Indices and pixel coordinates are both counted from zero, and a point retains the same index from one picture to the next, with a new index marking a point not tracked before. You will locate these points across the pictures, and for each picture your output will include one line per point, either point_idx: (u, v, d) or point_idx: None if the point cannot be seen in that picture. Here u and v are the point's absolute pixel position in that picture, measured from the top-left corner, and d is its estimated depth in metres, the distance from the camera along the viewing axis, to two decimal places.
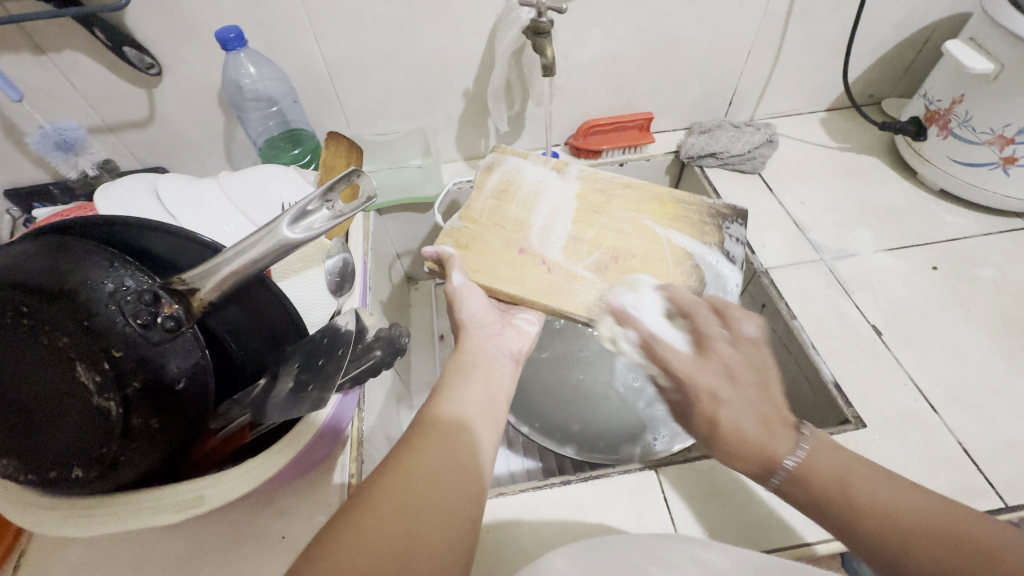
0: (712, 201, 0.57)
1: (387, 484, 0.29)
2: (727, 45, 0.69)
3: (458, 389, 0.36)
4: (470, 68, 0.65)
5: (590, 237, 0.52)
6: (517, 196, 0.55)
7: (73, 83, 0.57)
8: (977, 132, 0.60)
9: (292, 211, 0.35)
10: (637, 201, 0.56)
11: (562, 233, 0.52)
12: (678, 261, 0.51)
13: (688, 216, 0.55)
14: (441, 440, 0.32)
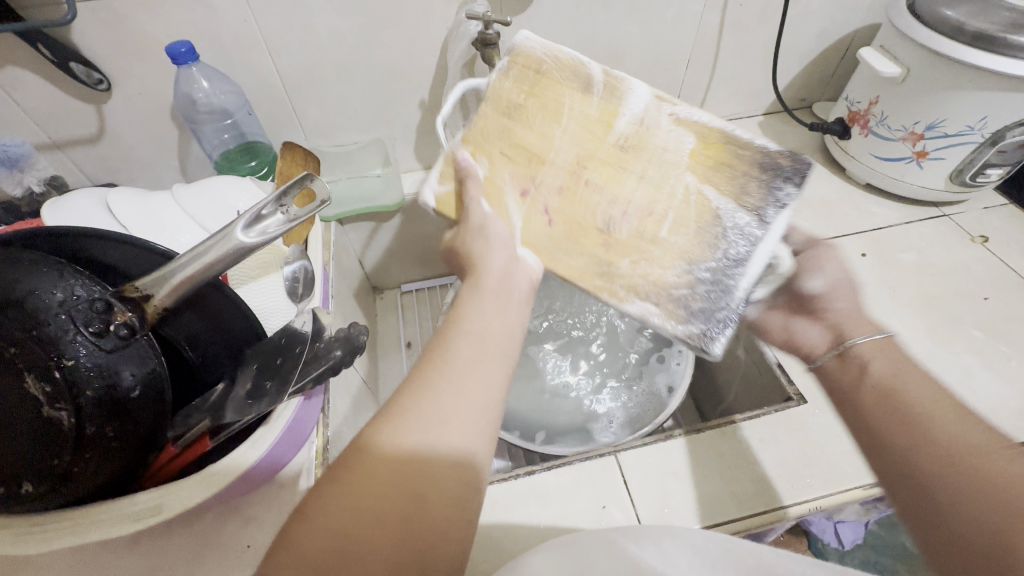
0: (768, 147, 0.43)
1: (357, 481, 0.27)
2: (667, 55, 0.74)
3: (458, 373, 0.31)
4: (425, 79, 0.67)
5: (568, 194, 0.44)
6: (519, 140, 0.45)
7: (16, 100, 0.56)
8: (892, 130, 0.66)
9: (247, 215, 0.36)
10: (588, 128, 0.45)
11: (531, 192, 0.45)
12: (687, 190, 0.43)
13: (737, 163, 0.43)
14: (390, 470, 0.27)
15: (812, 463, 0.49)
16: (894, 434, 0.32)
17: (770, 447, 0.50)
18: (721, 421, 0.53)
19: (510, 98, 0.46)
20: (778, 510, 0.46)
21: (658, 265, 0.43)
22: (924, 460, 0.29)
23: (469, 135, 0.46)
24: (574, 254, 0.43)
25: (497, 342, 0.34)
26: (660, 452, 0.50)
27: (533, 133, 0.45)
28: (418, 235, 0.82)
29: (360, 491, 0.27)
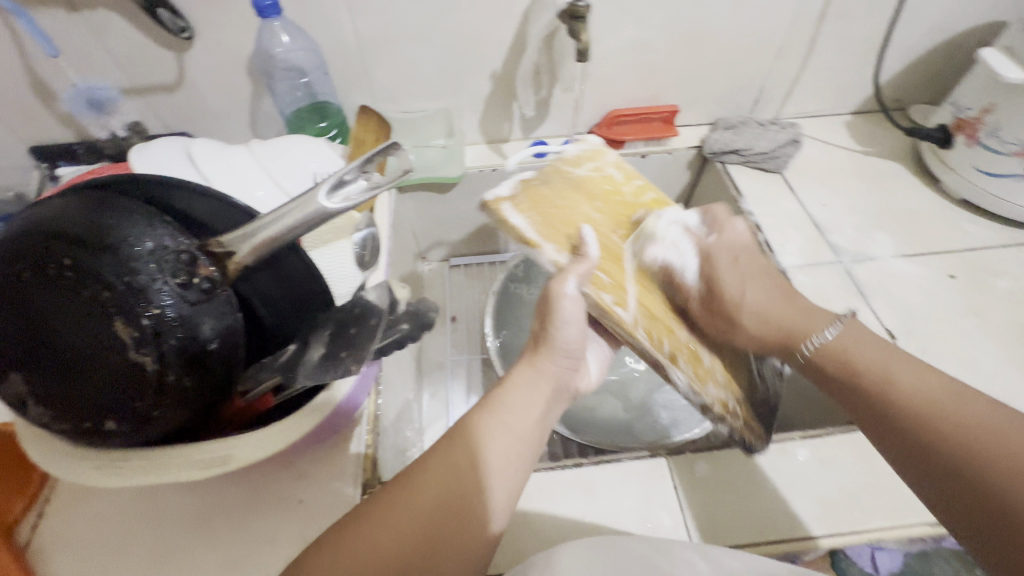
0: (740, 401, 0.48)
1: (417, 491, 0.35)
2: (757, 41, 0.69)
3: (505, 435, 0.38)
4: (499, 49, 0.65)
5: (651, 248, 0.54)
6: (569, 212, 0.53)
7: (104, 42, 0.57)
8: (1005, 143, 0.60)
9: (329, 182, 0.35)
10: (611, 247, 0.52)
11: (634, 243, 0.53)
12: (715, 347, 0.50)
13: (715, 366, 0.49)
14: (445, 492, 0.35)
15: (875, 492, 0.47)
16: (897, 426, 0.37)
17: (832, 472, 0.48)
18: (781, 436, 0.50)
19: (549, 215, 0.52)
20: (804, 541, 0.44)
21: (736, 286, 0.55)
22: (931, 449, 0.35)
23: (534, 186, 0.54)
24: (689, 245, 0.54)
25: (529, 434, 0.39)
26: (714, 461, 0.49)
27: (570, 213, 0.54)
28: (473, 211, 0.81)
29: (417, 500, 0.34)
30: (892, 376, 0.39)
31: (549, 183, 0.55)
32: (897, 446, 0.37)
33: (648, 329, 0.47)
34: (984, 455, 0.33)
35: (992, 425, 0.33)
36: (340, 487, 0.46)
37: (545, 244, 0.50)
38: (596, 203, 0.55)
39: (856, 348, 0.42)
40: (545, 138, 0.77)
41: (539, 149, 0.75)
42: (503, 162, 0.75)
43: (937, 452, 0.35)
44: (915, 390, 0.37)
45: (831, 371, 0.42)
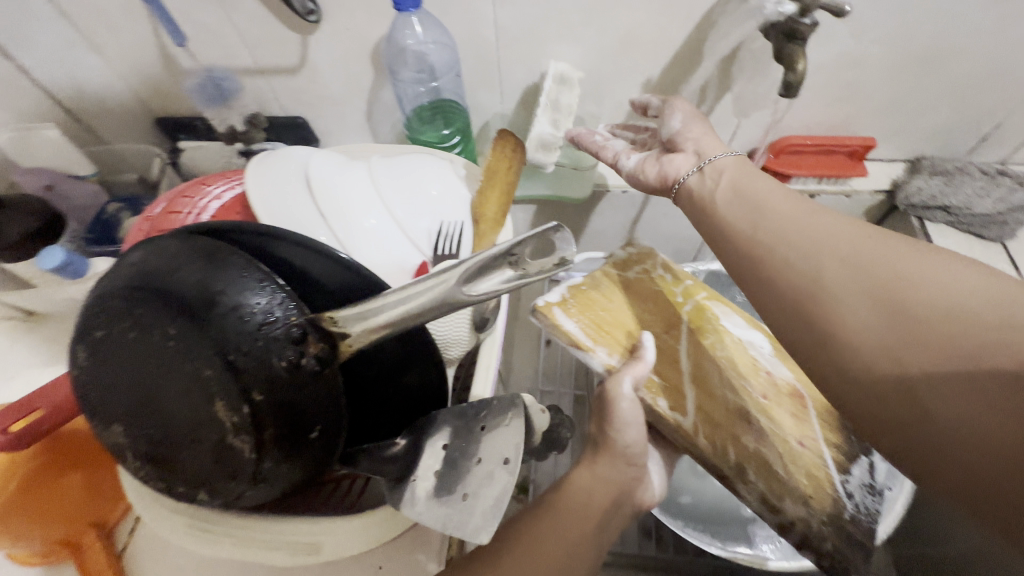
0: (826, 531, 0.41)
1: None
2: (1016, 66, 0.51)
3: (561, 530, 0.33)
4: (663, 55, 0.53)
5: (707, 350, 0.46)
6: (602, 314, 0.45)
7: (231, 20, 0.53)
8: None
9: (468, 265, 0.28)
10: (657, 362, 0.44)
11: (686, 352, 0.45)
12: (789, 461, 0.42)
13: (791, 486, 0.41)
14: None
15: None
16: (791, 309, 0.32)
17: None
18: None
19: (588, 314, 0.45)
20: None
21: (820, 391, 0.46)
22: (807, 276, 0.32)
23: (579, 287, 0.48)
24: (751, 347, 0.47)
25: (584, 541, 0.33)
26: None
27: (609, 314, 0.46)
28: (588, 230, 0.72)
29: None
30: (836, 251, 0.32)
31: (598, 289, 0.48)
32: (808, 337, 0.31)
33: (710, 437, 0.41)
34: (889, 286, 0.29)
35: (845, 243, 0.32)
36: (423, 561, 0.40)
37: (596, 349, 0.43)
38: (652, 305, 0.48)
39: (800, 229, 0.34)
40: None
41: None
42: None
43: (824, 302, 0.31)
44: (861, 275, 0.30)
45: (692, 196, 0.43)
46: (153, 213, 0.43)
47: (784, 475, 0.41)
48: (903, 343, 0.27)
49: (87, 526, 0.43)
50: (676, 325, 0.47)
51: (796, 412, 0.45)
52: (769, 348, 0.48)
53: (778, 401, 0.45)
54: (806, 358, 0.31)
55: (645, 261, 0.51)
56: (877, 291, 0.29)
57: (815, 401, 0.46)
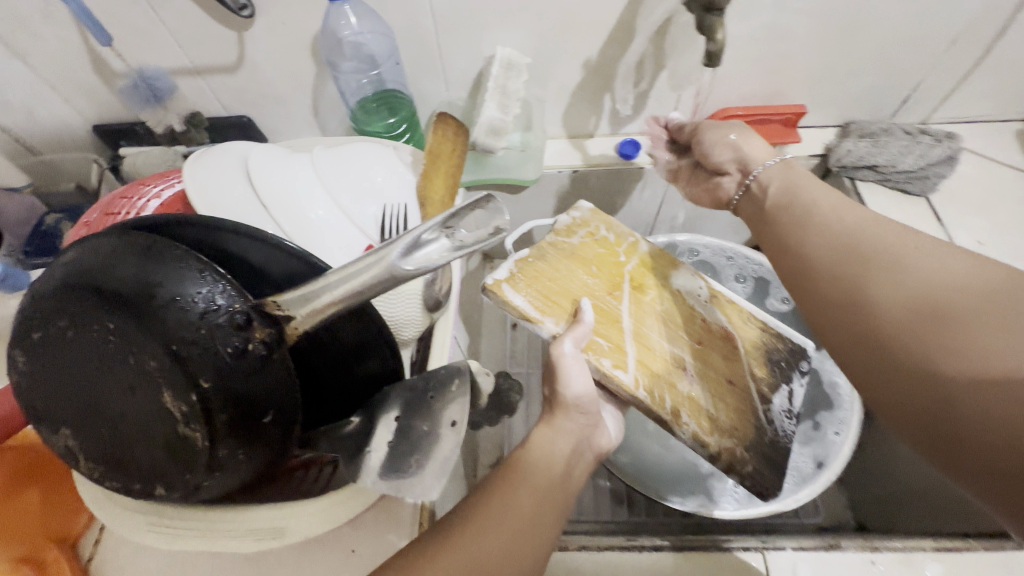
0: (753, 460, 0.45)
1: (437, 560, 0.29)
2: (926, 29, 0.54)
3: (525, 485, 0.34)
4: (599, 33, 0.54)
5: (649, 305, 0.49)
6: (548, 281, 0.47)
7: (162, 20, 0.52)
8: None
9: (407, 239, 0.29)
10: (602, 322, 0.46)
11: (629, 311, 0.47)
12: (719, 399, 0.46)
13: (721, 421, 0.45)
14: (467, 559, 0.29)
15: None
16: (845, 312, 0.33)
17: None
18: (905, 544, 0.42)
19: (535, 284, 0.47)
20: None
21: (747, 328, 0.51)
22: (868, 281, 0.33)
23: (525, 260, 0.48)
24: (686, 298, 0.51)
25: (554, 484, 0.35)
26: (822, 565, 0.42)
27: (556, 283, 0.47)
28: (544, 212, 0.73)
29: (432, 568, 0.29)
30: (901, 262, 0.33)
31: (546, 258, 0.49)
32: (859, 338, 0.32)
33: (650, 389, 0.44)
34: (949, 297, 0.29)
35: (912, 256, 0.33)
36: (395, 541, 0.41)
37: (545, 320, 0.45)
38: (596, 267, 0.50)
39: (873, 242, 0.35)
40: (635, 135, 0.67)
41: (629, 149, 0.64)
42: (586, 163, 0.66)
43: (881, 306, 0.32)
44: (923, 286, 0.31)
45: (749, 213, 0.47)
46: (91, 218, 0.42)
47: (712, 412, 0.45)
48: (948, 347, 0.27)
49: (48, 541, 0.42)
50: (621, 284, 0.49)
51: (726, 352, 0.49)
52: (703, 293, 0.52)
53: (711, 344, 0.49)
54: (855, 356, 0.32)
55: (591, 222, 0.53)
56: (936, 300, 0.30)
57: (743, 340, 0.50)
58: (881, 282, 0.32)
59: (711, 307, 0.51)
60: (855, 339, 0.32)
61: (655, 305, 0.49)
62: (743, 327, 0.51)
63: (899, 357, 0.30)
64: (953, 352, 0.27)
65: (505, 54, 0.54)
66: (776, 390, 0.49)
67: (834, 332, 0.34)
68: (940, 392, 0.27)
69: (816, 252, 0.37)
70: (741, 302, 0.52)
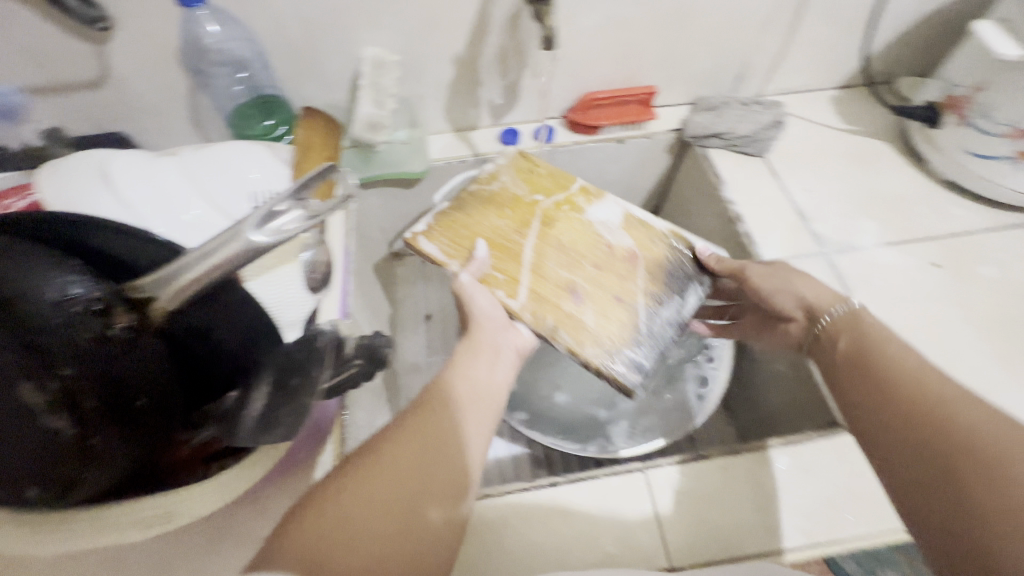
0: (635, 358, 0.49)
1: (359, 485, 0.31)
2: (741, 13, 0.64)
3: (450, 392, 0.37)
4: (460, 31, 0.59)
5: (555, 236, 0.55)
6: (462, 226, 0.55)
7: (9, 36, 0.50)
8: (996, 123, 0.58)
9: (259, 211, 0.31)
10: (500, 256, 0.53)
11: (530, 245, 0.54)
12: (606, 314, 0.51)
13: (605, 331, 0.50)
14: (398, 480, 0.31)
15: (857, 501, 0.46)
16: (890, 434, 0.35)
17: (812, 479, 0.47)
18: (760, 444, 0.49)
19: (450, 228, 0.55)
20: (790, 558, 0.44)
21: (653, 248, 0.55)
22: (917, 403, 0.34)
23: (446, 212, 0.56)
24: (594, 228, 0.57)
25: (489, 399, 0.38)
26: (694, 475, 0.47)
27: (468, 226, 0.55)
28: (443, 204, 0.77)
29: (362, 495, 0.30)
30: (944, 396, 0.33)
31: (462, 208, 0.57)
32: (902, 463, 0.33)
33: (534, 311, 0.50)
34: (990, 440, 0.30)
35: (958, 392, 0.33)
36: None
37: (450, 262, 0.52)
38: (504, 208, 0.57)
39: (925, 372, 0.36)
40: (515, 124, 0.72)
41: (509, 138, 0.70)
42: (472, 153, 0.70)
43: (924, 432, 0.33)
44: (968, 420, 0.31)
45: (818, 341, 0.45)
46: None
47: (592, 327, 0.50)
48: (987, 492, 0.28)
49: None
50: (525, 221, 0.56)
51: (624, 271, 0.54)
52: (616, 221, 0.58)
53: (611, 266, 0.54)
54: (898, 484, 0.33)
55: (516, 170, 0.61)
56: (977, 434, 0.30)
57: (645, 259, 0.55)
58: (937, 407, 0.33)
59: (619, 233, 0.56)
60: (865, 448, 0.37)
61: (556, 236, 0.55)
62: (651, 248, 0.55)
63: (932, 495, 0.31)
64: (943, 450, 0.31)
65: (373, 54, 0.58)
66: (666, 301, 0.52)
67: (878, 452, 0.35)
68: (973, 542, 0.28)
69: (827, 391, 0.42)
70: (657, 227, 0.57)
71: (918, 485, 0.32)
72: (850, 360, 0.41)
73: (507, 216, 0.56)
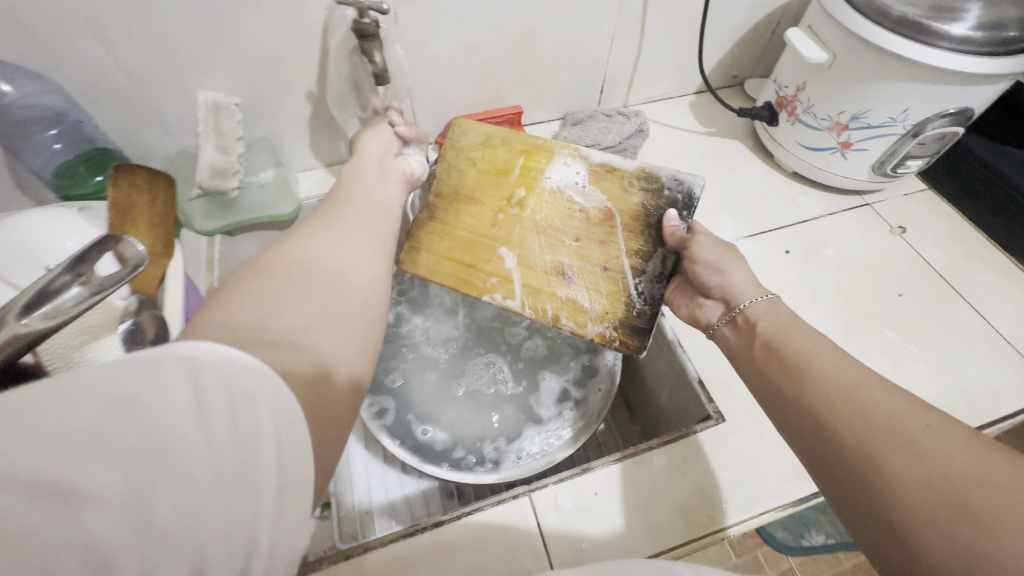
0: (633, 329, 0.53)
1: (281, 268, 0.31)
2: (588, 32, 0.67)
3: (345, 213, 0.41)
4: (307, 67, 0.57)
5: (527, 214, 0.57)
6: (442, 238, 0.58)
7: None
8: (818, 118, 0.64)
9: (23, 296, 0.28)
10: (483, 255, 0.57)
11: (509, 247, 0.57)
12: (597, 291, 0.55)
13: (601, 302, 0.54)
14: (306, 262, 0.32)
15: (728, 487, 0.48)
16: (808, 440, 0.36)
17: (686, 473, 0.49)
18: (640, 447, 0.50)
19: (430, 243, 0.57)
20: (717, 533, 0.47)
21: (623, 198, 0.57)
22: (823, 406, 0.35)
23: (424, 220, 0.58)
24: (563, 196, 0.58)
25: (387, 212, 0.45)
26: (577, 487, 0.48)
27: (447, 234, 0.58)
28: None
29: (277, 273, 0.30)
30: (843, 388, 0.35)
31: (437, 215, 0.58)
32: (822, 468, 0.34)
33: (533, 305, 0.55)
34: (894, 432, 0.32)
35: (850, 377, 0.36)
36: None
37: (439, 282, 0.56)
38: (472, 203, 0.58)
39: (825, 363, 0.38)
40: None
41: None
42: None
43: (832, 435, 0.34)
44: (872, 416, 0.33)
45: (729, 342, 0.47)
46: None
47: (587, 307, 0.55)
48: (910, 484, 0.29)
49: None
50: (498, 212, 0.58)
51: (606, 238, 0.56)
52: (582, 178, 0.58)
53: (590, 233, 0.56)
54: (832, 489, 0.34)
55: (470, 150, 0.61)
56: (883, 429, 0.32)
57: (621, 214, 0.56)
58: (841, 403, 0.35)
59: (589, 189, 0.58)
60: (791, 438, 0.38)
61: (530, 218, 0.57)
62: (624, 200, 0.57)
63: (855, 494, 0.32)
64: (860, 434, 0.33)
65: (209, 97, 0.56)
66: (648, 260, 0.55)
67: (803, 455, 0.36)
68: (896, 536, 0.29)
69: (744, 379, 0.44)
70: (625, 171, 0.58)
71: (842, 470, 0.33)
72: (766, 347, 0.43)
73: (481, 210, 0.58)
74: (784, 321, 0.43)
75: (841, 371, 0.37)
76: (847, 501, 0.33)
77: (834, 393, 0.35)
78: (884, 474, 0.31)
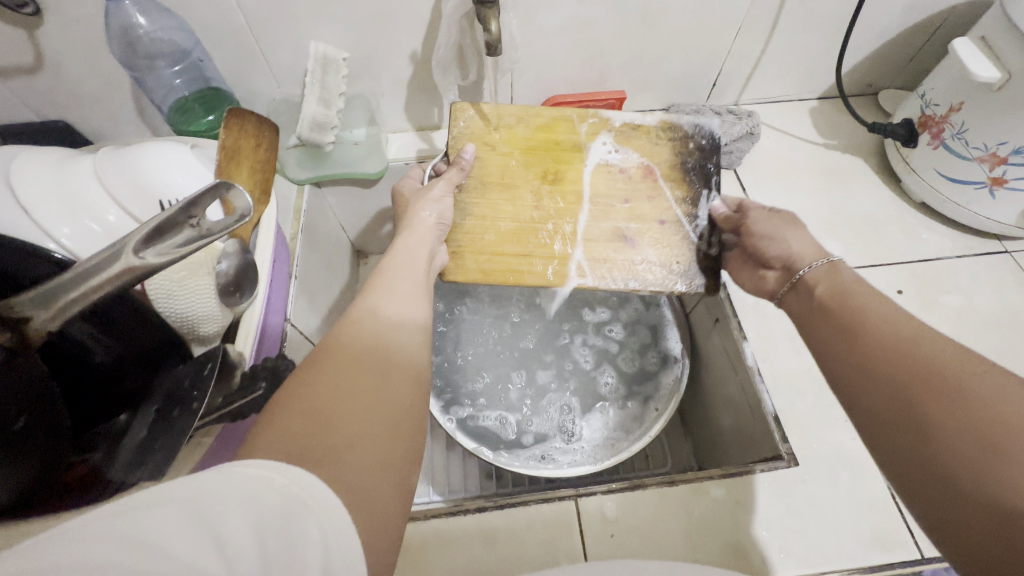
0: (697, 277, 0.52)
1: (329, 360, 0.29)
2: (715, 19, 0.60)
3: (392, 279, 0.40)
4: (414, 28, 0.56)
5: (567, 190, 0.55)
6: (481, 227, 0.53)
7: None
8: (970, 147, 0.56)
9: (143, 229, 0.27)
10: (529, 235, 0.53)
11: (563, 221, 0.53)
12: (659, 243, 0.53)
13: (669, 256, 0.53)
14: (354, 351, 0.30)
15: (791, 536, 0.45)
16: (876, 405, 0.31)
17: (746, 512, 0.46)
18: (697, 475, 0.47)
19: (462, 236, 0.52)
20: None
21: (658, 150, 0.56)
22: (893, 363, 0.31)
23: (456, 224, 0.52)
24: (600, 170, 0.55)
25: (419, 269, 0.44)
26: (626, 503, 0.46)
27: (486, 220, 0.53)
28: None
29: (327, 369, 0.28)
30: (912, 346, 0.31)
31: (468, 212, 0.53)
32: (893, 439, 0.29)
33: (599, 271, 0.52)
34: (974, 387, 0.27)
35: (920, 334, 0.31)
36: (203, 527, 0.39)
37: (488, 280, 0.52)
38: (506, 190, 0.54)
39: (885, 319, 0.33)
40: None
41: None
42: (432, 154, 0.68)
43: (906, 397, 0.29)
44: (945, 374, 0.28)
45: (793, 309, 0.42)
46: None
47: (655, 255, 0.53)
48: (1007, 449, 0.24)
49: None
50: (537, 192, 0.54)
51: (657, 186, 0.55)
52: (609, 144, 0.56)
53: (637, 190, 0.55)
54: (903, 461, 0.28)
55: (485, 135, 0.56)
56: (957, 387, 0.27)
57: (660, 163, 0.56)
58: (912, 362, 0.30)
59: (624, 147, 0.56)
60: (856, 407, 0.32)
61: (571, 187, 0.55)
62: (659, 151, 0.56)
63: (934, 461, 0.27)
64: (941, 394, 0.27)
65: (321, 50, 0.56)
66: (697, 206, 0.55)
67: (871, 431, 0.31)
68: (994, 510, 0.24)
69: (808, 342, 0.38)
70: (649, 126, 0.57)
71: (895, 427, 0.29)
72: (824, 316, 0.38)
73: (521, 174, 0.55)
74: (850, 280, 0.38)
75: (912, 329, 0.32)
76: (922, 472, 0.27)
77: (904, 349, 0.31)
78: (977, 437, 0.25)
